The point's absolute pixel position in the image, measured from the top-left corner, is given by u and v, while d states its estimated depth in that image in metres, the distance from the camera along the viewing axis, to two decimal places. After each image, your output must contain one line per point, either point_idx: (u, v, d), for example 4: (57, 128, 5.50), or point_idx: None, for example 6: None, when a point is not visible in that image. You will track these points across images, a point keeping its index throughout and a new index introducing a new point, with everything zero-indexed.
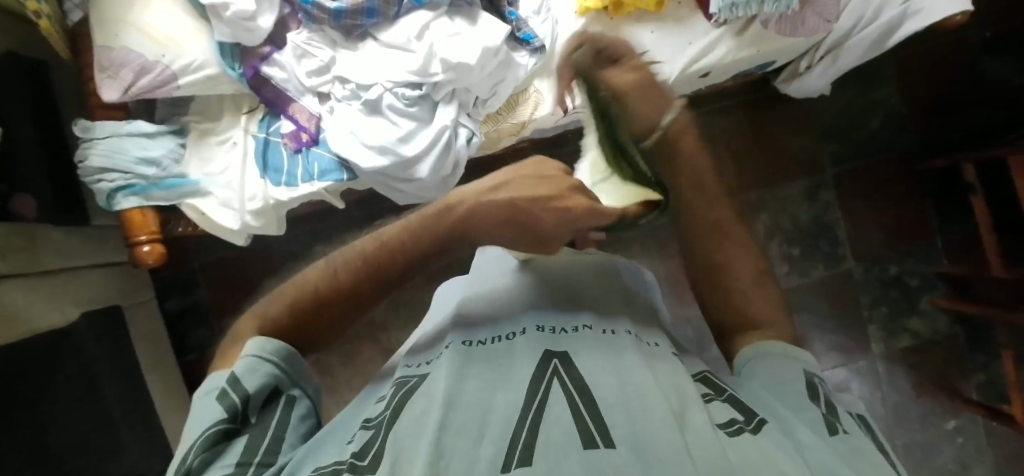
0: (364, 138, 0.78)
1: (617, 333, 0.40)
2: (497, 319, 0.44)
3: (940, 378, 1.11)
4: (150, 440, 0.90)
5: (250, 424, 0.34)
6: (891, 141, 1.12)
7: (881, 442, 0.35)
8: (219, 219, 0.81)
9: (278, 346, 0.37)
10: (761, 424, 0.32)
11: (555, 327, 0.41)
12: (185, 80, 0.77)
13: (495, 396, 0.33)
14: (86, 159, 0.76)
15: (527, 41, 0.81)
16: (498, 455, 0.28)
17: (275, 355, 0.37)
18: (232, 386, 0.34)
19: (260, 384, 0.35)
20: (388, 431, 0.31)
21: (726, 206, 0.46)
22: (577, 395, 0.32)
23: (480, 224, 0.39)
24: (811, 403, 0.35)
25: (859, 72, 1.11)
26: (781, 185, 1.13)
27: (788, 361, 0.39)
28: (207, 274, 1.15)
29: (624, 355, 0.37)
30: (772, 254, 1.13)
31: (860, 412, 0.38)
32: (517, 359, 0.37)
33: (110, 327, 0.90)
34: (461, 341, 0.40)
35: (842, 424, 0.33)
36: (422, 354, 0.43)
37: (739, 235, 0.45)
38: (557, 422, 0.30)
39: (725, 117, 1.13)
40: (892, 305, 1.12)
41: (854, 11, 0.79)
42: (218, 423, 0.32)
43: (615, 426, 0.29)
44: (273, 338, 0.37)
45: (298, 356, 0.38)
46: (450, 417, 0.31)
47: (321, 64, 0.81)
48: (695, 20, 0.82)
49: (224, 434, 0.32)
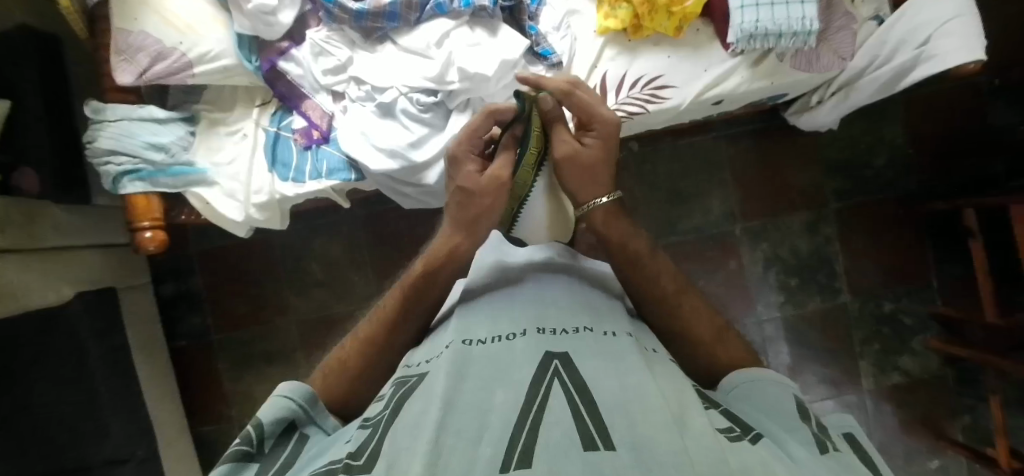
0: (375, 140, 0.78)
1: (618, 336, 0.41)
2: (499, 317, 0.44)
3: (928, 417, 1.11)
4: (134, 426, 0.89)
5: (264, 453, 0.36)
6: (894, 180, 1.13)
7: (869, 459, 0.34)
8: (223, 210, 0.80)
9: (298, 387, 0.40)
10: (756, 436, 0.31)
11: (555, 329, 0.41)
12: (201, 69, 0.77)
13: (494, 395, 0.33)
14: (95, 141, 0.76)
15: (544, 55, 0.83)
16: (497, 455, 0.27)
17: (295, 394, 0.40)
18: (253, 416, 0.37)
19: (274, 416, 0.37)
20: (386, 432, 0.32)
21: (672, 279, 0.51)
22: (577, 395, 0.32)
23: (485, 208, 0.56)
24: (803, 423, 0.35)
25: (868, 109, 1.12)
26: (783, 215, 1.14)
27: (773, 386, 0.39)
28: (204, 262, 1.14)
29: (625, 358, 0.37)
30: (770, 283, 1.13)
31: (850, 430, 0.38)
32: (516, 358, 0.37)
33: (101, 308, 0.89)
34: (460, 339, 0.41)
35: (833, 442, 0.33)
36: (420, 352, 0.45)
37: (693, 305, 0.49)
38: (557, 426, 0.29)
39: (732, 144, 1.13)
40: (885, 343, 1.13)
41: (868, 51, 0.81)
42: (235, 444, 0.36)
43: (615, 428, 0.29)
44: (296, 384, 0.41)
45: (317, 396, 0.41)
46: (451, 416, 0.31)
47: (338, 63, 0.81)
48: (712, 48, 0.83)
49: (239, 458, 0.35)
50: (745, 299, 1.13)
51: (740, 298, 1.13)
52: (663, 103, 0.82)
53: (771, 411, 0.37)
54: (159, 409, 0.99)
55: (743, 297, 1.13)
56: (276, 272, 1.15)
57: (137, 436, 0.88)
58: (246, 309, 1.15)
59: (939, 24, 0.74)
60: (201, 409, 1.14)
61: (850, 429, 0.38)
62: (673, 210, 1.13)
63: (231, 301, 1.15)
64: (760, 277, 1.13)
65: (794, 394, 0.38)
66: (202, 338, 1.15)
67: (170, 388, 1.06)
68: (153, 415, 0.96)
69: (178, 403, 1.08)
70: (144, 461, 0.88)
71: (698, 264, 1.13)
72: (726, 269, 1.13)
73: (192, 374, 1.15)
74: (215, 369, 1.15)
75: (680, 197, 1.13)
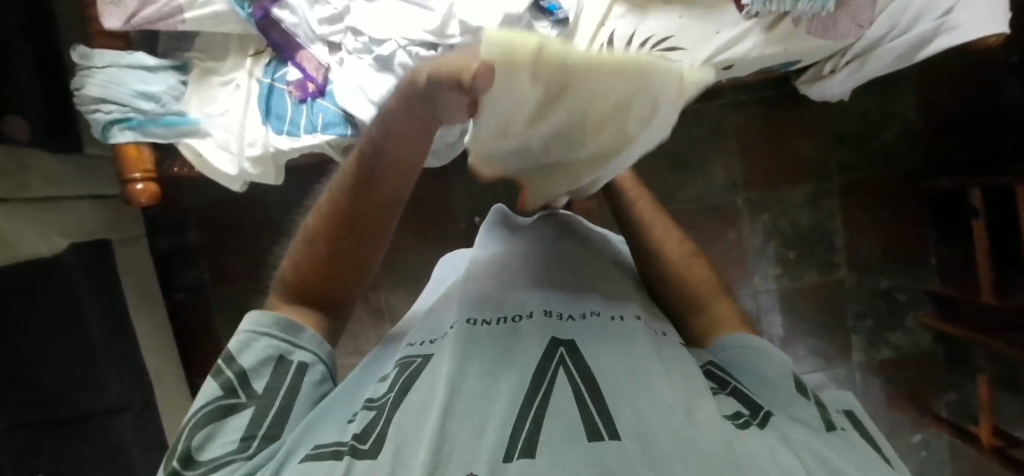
0: (373, 95, 0.76)
1: (626, 318, 0.40)
2: (504, 297, 0.43)
3: (913, 392, 1.12)
4: (130, 378, 0.89)
5: (252, 397, 0.37)
6: (901, 155, 1.11)
7: (870, 433, 0.36)
8: (216, 162, 0.77)
9: (270, 319, 0.40)
10: (768, 416, 0.33)
11: (561, 313, 0.40)
12: (192, 15, 0.74)
13: (499, 382, 0.33)
14: (83, 88, 0.73)
15: (550, 11, 0.80)
16: (501, 444, 0.28)
17: (269, 326, 0.40)
18: (234, 363, 0.38)
19: (255, 361, 0.38)
20: (392, 413, 0.32)
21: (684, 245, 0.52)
22: (582, 382, 0.32)
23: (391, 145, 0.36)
24: (802, 397, 0.36)
25: (883, 81, 1.09)
26: (786, 187, 1.12)
27: (766, 359, 0.39)
28: (198, 216, 1.13)
29: (633, 341, 0.37)
30: (768, 255, 1.12)
31: (852, 404, 0.40)
32: (520, 344, 0.37)
33: (96, 259, 0.89)
34: (466, 320, 0.39)
35: (837, 423, 0.35)
36: (424, 333, 0.44)
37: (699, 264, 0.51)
38: (561, 415, 0.30)
39: (739, 113, 1.11)
40: (878, 319, 1.13)
41: (888, 18, 0.77)
42: (216, 400, 0.36)
43: (620, 418, 0.30)
44: (268, 315, 0.41)
45: (299, 324, 0.41)
46: (456, 403, 0.31)
47: (334, 12, 0.79)
48: (725, 12, 0.79)
49: (225, 408, 0.36)
50: (744, 269, 1.12)
51: (739, 268, 1.12)
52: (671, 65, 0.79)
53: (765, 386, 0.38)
54: (154, 360, 1.00)
55: (741, 268, 1.12)
56: (272, 228, 1.14)
57: (134, 387, 0.89)
58: (243, 264, 1.14)
59: None
60: (198, 362, 1.16)
61: (851, 406, 0.39)
62: (675, 176, 1.11)
63: (226, 256, 1.14)
64: (758, 248, 1.12)
65: (789, 370, 0.39)
66: (196, 292, 1.15)
67: (165, 340, 1.07)
68: (149, 367, 0.97)
69: (173, 354, 1.09)
70: (139, 411, 0.89)
71: (697, 234, 1.12)
72: (725, 240, 1.12)
73: (187, 326, 1.15)
74: (211, 323, 1.15)
75: (684, 165, 1.11)
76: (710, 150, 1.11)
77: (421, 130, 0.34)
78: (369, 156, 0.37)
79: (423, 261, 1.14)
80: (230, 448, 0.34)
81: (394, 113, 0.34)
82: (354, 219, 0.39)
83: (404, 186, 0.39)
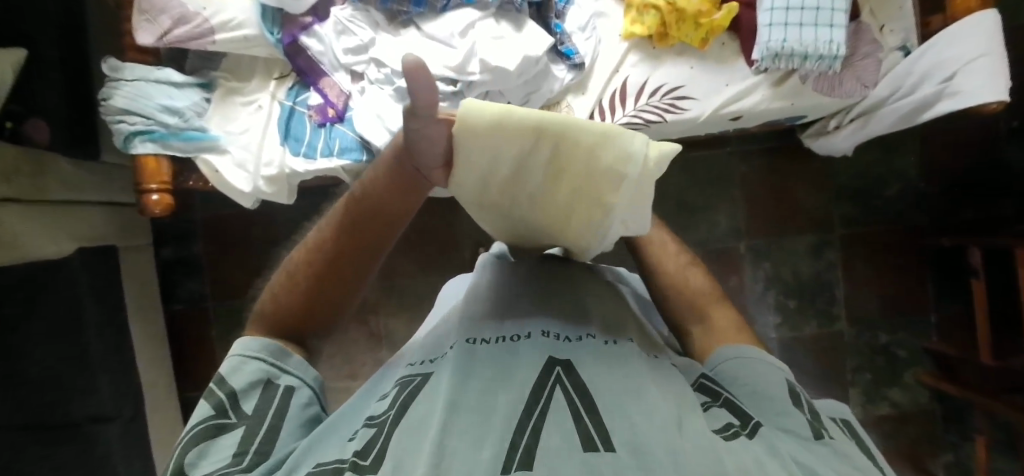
0: (391, 124, 0.79)
1: (620, 342, 0.41)
2: (504, 320, 0.44)
3: (911, 450, 1.11)
4: (122, 386, 0.88)
5: (243, 416, 0.36)
6: (901, 212, 1.13)
7: (866, 448, 0.36)
8: (232, 179, 0.79)
9: (262, 343, 0.40)
10: (758, 428, 0.33)
11: (559, 334, 0.41)
12: (222, 37, 0.77)
13: (497, 397, 0.33)
14: (109, 99, 0.75)
15: (567, 55, 0.82)
16: (499, 456, 0.28)
17: (260, 350, 0.40)
18: (225, 384, 0.38)
19: (246, 382, 0.38)
20: (391, 430, 0.32)
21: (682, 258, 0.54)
22: (579, 397, 0.33)
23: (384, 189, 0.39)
24: (795, 408, 0.36)
25: (884, 140, 1.12)
26: (788, 236, 1.13)
27: (762, 367, 0.40)
28: (206, 229, 1.14)
29: (631, 364, 0.37)
30: (768, 303, 1.12)
31: (844, 416, 0.40)
32: (518, 363, 0.37)
33: (100, 265, 0.89)
34: (466, 341, 0.40)
35: (826, 431, 0.35)
36: (423, 354, 0.44)
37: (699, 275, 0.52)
38: (558, 428, 0.30)
39: (744, 161, 1.13)
40: (876, 373, 1.12)
41: (892, 81, 0.80)
42: (207, 418, 0.36)
43: (615, 430, 0.30)
44: (260, 339, 0.41)
45: (287, 349, 0.41)
46: (454, 416, 0.31)
47: (359, 43, 0.81)
48: (737, 63, 0.83)
49: (216, 427, 0.35)
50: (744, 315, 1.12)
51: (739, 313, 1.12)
52: (682, 113, 0.81)
53: (754, 395, 0.38)
54: (148, 369, 0.99)
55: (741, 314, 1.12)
56: (278, 246, 1.15)
57: (125, 396, 0.88)
58: (246, 279, 1.15)
59: (964, 61, 0.73)
60: (191, 375, 1.15)
61: (844, 415, 0.40)
62: (679, 219, 1.12)
63: (230, 270, 1.15)
64: (758, 295, 1.12)
65: (784, 378, 0.39)
66: (196, 304, 1.15)
67: (160, 351, 1.06)
68: (142, 376, 0.96)
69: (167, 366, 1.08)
70: (129, 420, 0.89)
71: None
72: (726, 285, 1.12)
73: (184, 337, 1.15)
74: (208, 336, 1.15)
75: (688, 209, 1.13)
76: (714, 195, 1.13)
77: (414, 188, 0.39)
78: (361, 200, 0.40)
79: (425, 288, 1.14)
80: (222, 463, 0.34)
81: (393, 168, 0.38)
82: (340, 257, 0.41)
83: (392, 237, 0.42)
